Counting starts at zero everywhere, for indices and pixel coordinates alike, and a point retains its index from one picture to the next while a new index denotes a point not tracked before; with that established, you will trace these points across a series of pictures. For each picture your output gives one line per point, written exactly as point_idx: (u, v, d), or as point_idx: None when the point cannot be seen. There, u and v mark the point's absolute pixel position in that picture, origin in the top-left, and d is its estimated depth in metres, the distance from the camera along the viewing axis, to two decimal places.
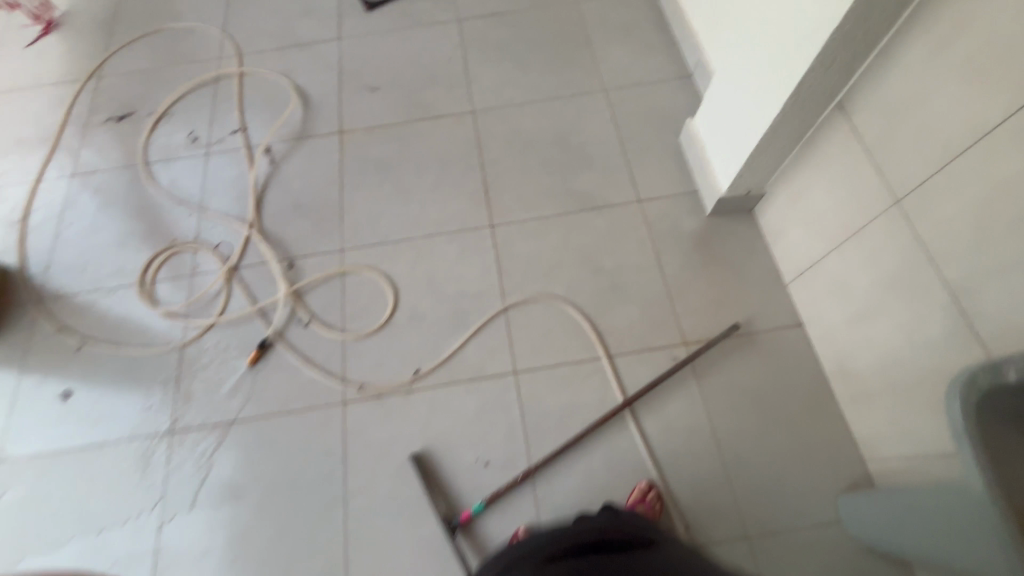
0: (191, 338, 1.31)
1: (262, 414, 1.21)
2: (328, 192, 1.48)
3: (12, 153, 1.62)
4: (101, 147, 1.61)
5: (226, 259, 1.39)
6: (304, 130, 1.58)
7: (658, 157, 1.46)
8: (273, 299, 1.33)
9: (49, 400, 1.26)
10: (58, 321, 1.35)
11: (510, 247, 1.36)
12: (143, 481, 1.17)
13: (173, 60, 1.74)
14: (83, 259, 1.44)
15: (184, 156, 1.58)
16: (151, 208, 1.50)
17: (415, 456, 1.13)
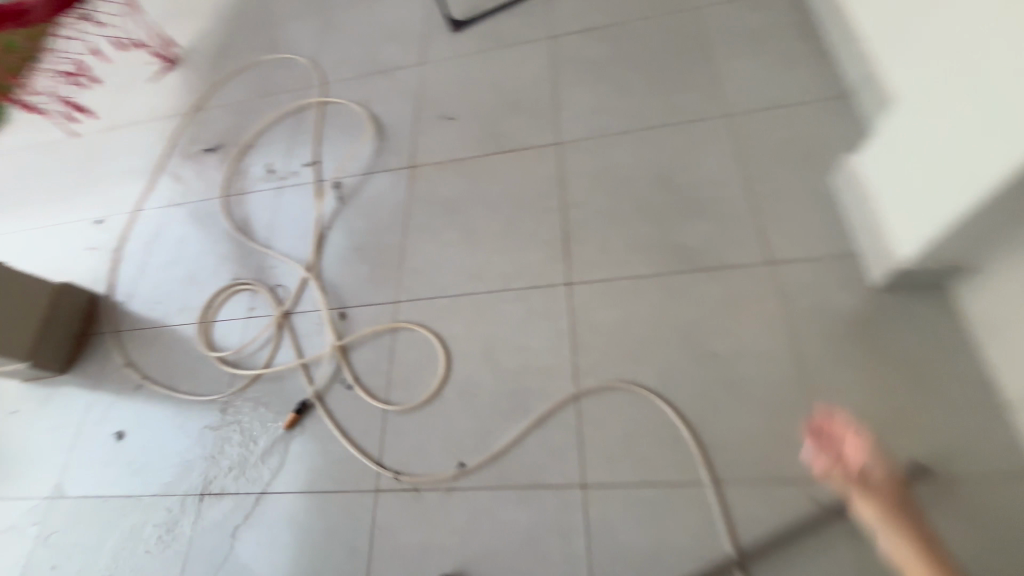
0: (236, 389, 1.22)
1: (290, 490, 1.07)
2: (390, 234, 1.33)
3: (122, 183, 1.72)
4: (192, 180, 1.64)
5: (281, 303, 1.30)
6: (374, 163, 1.46)
7: (796, 205, 1.10)
8: (319, 353, 1.20)
9: (104, 439, 1.25)
10: (127, 356, 1.35)
11: (589, 314, 1.09)
12: (167, 548, 1.08)
13: (265, 92, 1.75)
14: (158, 292, 1.44)
15: (261, 190, 1.54)
16: (224, 243, 1.48)
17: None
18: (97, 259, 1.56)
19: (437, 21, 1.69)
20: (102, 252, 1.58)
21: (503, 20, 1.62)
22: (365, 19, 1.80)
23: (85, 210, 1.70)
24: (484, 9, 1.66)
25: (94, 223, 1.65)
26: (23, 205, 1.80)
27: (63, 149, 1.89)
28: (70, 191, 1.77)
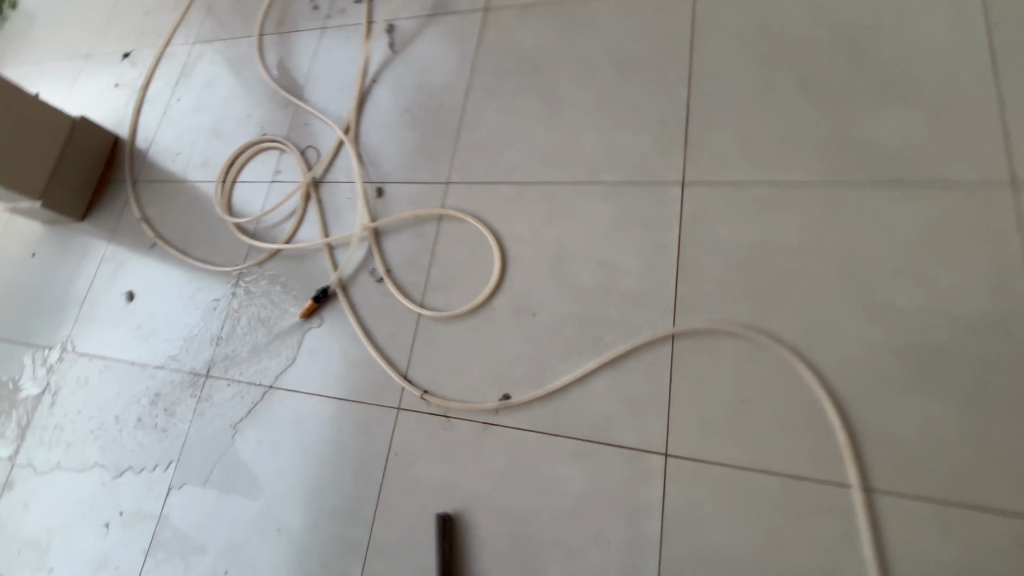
0: (252, 263, 1.03)
1: (301, 389, 0.91)
2: (448, 97, 1.03)
3: (154, 13, 1.48)
4: (228, 14, 1.37)
5: (310, 169, 1.07)
6: (440, 3, 1.12)
7: None
8: (348, 235, 0.97)
9: (116, 298, 1.12)
10: (144, 210, 1.19)
11: (706, 229, 0.78)
12: (168, 426, 0.97)
13: None
14: (180, 142, 1.24)
15: (301, 30, 1.25)
16: (255, 91, 1.23)
17: (443, 520, 0.74)
18: (122, 98, 1.37)
19: None
20: (128, 91, 1.38)
21: None
22: None
23: (114, 42, 1.49)
24: None
25: (122, 57, 1.44)
26: (57, 32, 1.61)
27: None
28: (102, 18, 1.56)
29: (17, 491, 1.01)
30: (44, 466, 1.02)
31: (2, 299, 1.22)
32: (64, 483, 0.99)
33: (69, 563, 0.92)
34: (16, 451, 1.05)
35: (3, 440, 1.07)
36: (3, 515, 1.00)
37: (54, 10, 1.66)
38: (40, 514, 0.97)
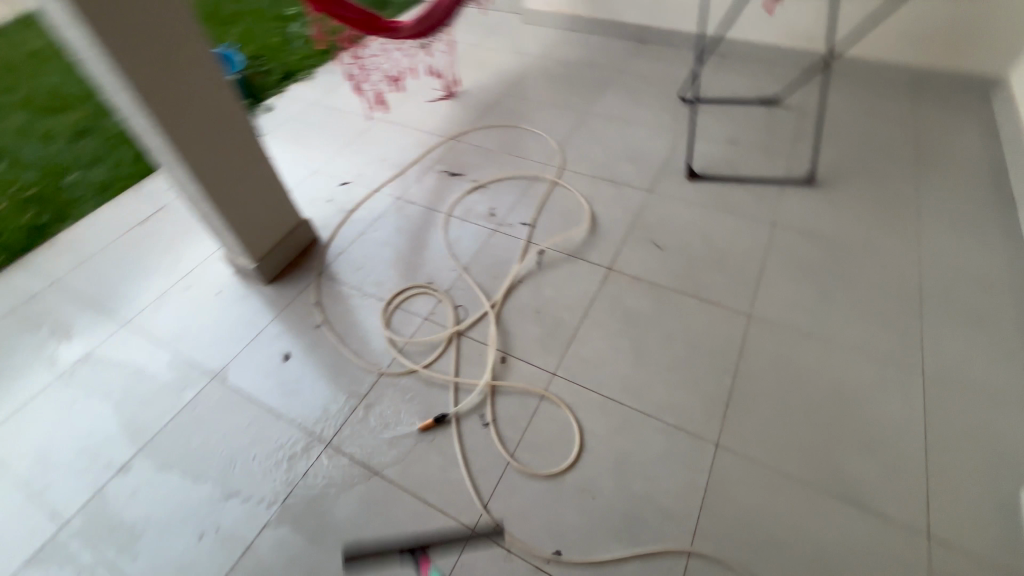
0: (392, 371, 1.38)
1: (399, 483, 1.17)
2: (569, 314, 1.48)
3: (373, 164, 2.07)
4: (427, 188, 1.95)
5: (457, 322, 1.47)
6: (579, 250, 1.65)
7: (971, 494, 1.09)
8: (472, 381, 1.33)
9: (273, 352, 1.45)
10: (320, 297, 1.58)
11: (727, 482, 1.13)
12: (281, 471, 1.21)
13: (512, 151, 2.08)
14: (364, 260, 1.69)
15: (477, 223, 1.79)
16: (431, 249, 1.71)
17: None
18: (330, 210, 1.88)
19: (674, 164, 1.94)
20: (336, 207, 1.89)
21: (732, 190, 1.82)
22: (614, 135, 2.11)
23: (337, 170, 2.05)
24: (720, 174, 1.87)
25: (340, 183, 1.99)
26: (295, 143, 2.21)
27: (342, 117, 2.32)
28: (333, 149, 2.16)
29: (131, 474, 1.22)
30: (161, 463, 1.24)
31: (181, 315, 1.57)
32: (174, 483, 1.20)
33: (154, 554, 1.10)
34: (141, 440, 1.28)
35: (134, 427, 1.31)
36: (110, 490, 1.19)
37: (298, 127, 2.29)
38: (145, 503, 1.17)
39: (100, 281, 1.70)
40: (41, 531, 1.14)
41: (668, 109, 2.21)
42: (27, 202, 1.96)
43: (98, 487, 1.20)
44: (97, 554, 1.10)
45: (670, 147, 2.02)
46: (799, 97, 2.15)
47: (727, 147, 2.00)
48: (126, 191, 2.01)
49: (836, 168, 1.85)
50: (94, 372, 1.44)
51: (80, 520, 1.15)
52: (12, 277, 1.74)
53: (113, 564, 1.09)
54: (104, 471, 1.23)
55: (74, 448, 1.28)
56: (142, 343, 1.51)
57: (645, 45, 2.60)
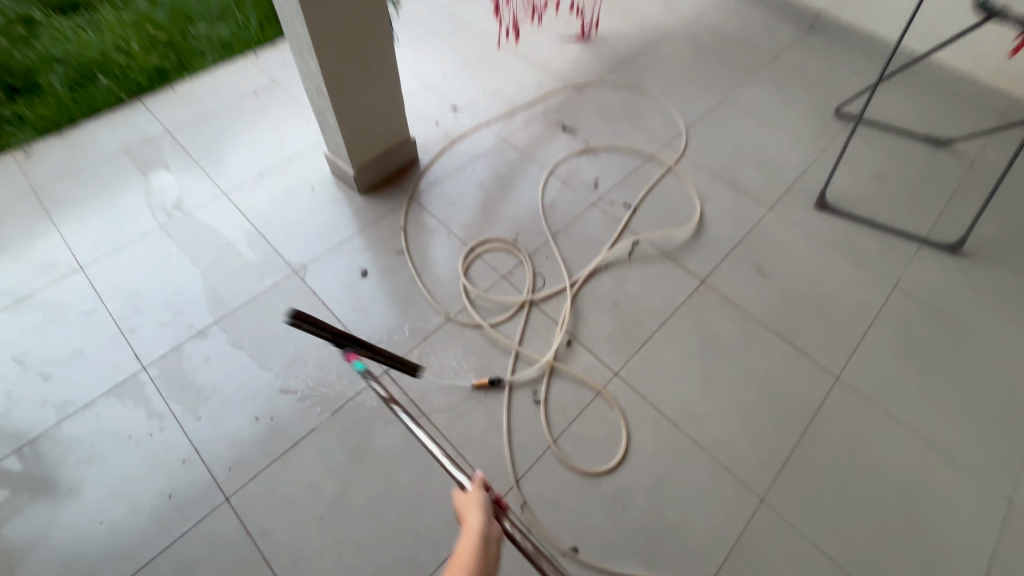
0: (459, 320, 1.37)
1: (442, 432, 1.20)
2: (648, 318, 1.41)
3: (488, 95, 1.96)
4: (536, 137, 1.84)
5: (534, 290, 1.44)
6: (677, 252, 1.55)
7: None
8: (534, 355, 1.32)
9: (352, 265, 1.47)
10: (406, 222, 1.56)
11: (760, 541, 1.10)
12: (337, 383, 1.26)
13: (634, 120, 1.91)
14: (456, 197, 1.65)
15: (578, 190, 1.69)
16: (525, 204, 1.65)
17: None
18: (434, 134, 1.81)
19: (806, 187, 1.75)
20: (441, 131, 1.82)
21: (862, 234, 1.63)
22: (748, 134, 1.91)
23: (450, 90, 1.96)
24: (855, 212, 1.68)
25: (450, 106, 1.90)
26: (416, 48, 2.10)
27: (468, 32, 2.18)
28: (451, 66, 2.04)
29: (207, 342, 1.30)
30: (234, 340, 1.31)
31: (274, 201, 1.59)
32: (242, 363, 1.27)
33: (215, 422, 1.19)
34: (220, 313, 1.35)
35: (216, 298, 1.38)
36: (187, 351, 1.28)
37: (422, 32, 2.17)
38: (216, 372, 1.26)
39: (207, 144, 1.74)
40: (124, 368, 1.25)
41: (817, 120, 1.97)
42: (154, 42, 1.98)
43: (177, 344, 1.29)
44: (167, 404, 1.20)
45: (807, 166, 1.81)
46: (976, 146, 1.85)
47: (872, 183, 1.77)
48: (246, 57, 2.00)
49: (991, 243, 1.62)
50: (189, 234, 1.51)
51: (158, 369, 1.25)
52: (131, 116, 1.80)
53: (179, 419, 1.18)
54: (184, 332, 1.31)
55: (162, 301, 1.36)
56: (235, 217, 1.55)
57: (814, 35, 2.28)
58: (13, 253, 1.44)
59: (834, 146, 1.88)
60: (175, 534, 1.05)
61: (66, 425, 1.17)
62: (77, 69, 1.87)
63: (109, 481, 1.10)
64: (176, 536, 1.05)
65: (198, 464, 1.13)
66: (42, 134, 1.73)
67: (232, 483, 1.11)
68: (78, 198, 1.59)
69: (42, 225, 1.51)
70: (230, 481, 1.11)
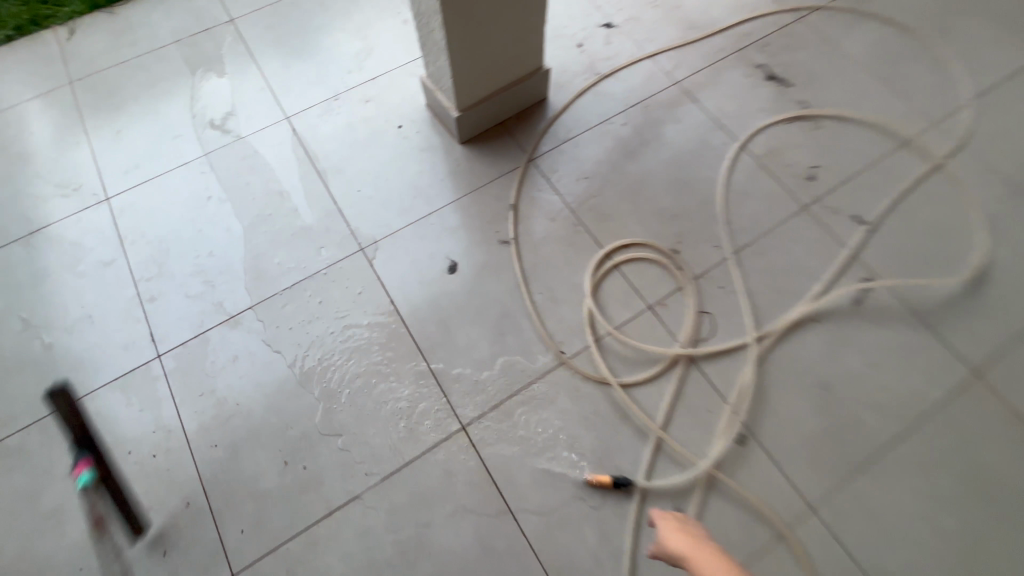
0: (578, 368, 0.93)
1: (533, 545, 0.81)
2: (874, 419, 0.89)
3: (659, 10, 1.34)
4: (724, 86, 1.23)
5: (694, 340, 0.95)
6: (935, 314, 0.97)
7: None
8: (685, 450, 0.87)
9: (437, 251, 1.04)
10: (520, 198, 1.09)
11: None
12: (397, 432, 0.88)
13: (883, 74, 1.23)
14: (595, 166, 1.13)
15: (780, 182, 1.11)
16: (696, 193, 1.10)
17: None
18: (574, 62, 1.25)
19: None
20: (585, 60, 1.26)
21: None
22: None
23: None
24: None
25: (603, 22, 1.31)
26: None
27: None
28: None
29: (238, 334, 0.97)
30: (271, 337, 0.97)
31: (349, 140, 1.17)
32: (277, 374, 0.94)
33: (232, 454, 0.87)
34: (260, 294, 1.00)
35: (258, 271, 1.03)
36: (212, 343, 0.96)
37: None
38: (244, 381, 0.93)
39: (275, 44, 1.31)
40: (134, 351, 0.95)
41: None
42: None
43: (201, 329, 0.97)
44: (178, 416, 0.90)
45: None
46: None
47: None
48: None
49: None
50: (237, 171, 1.14)
51: (173, 362, 0.94)
52: None
53: (189, 441, 0.88)
54: (212, 314, 0.99)
55: (192, 263, 1.03)
56: (295, 155, 1.16)
57: None
58: (37, 168, 1.15)
59: None
60: None
61: (58, 418, 0.90)
62: None
63: (96, 512, 0.83)
64: None
65: (204, 513, 0.83)
66: (89, 8, 1.37)
67: (243, 554, 0.81)
68: (116, 99, 1.25)
69: (72, 132, 1.20)
70: (241, 550, 0.81)
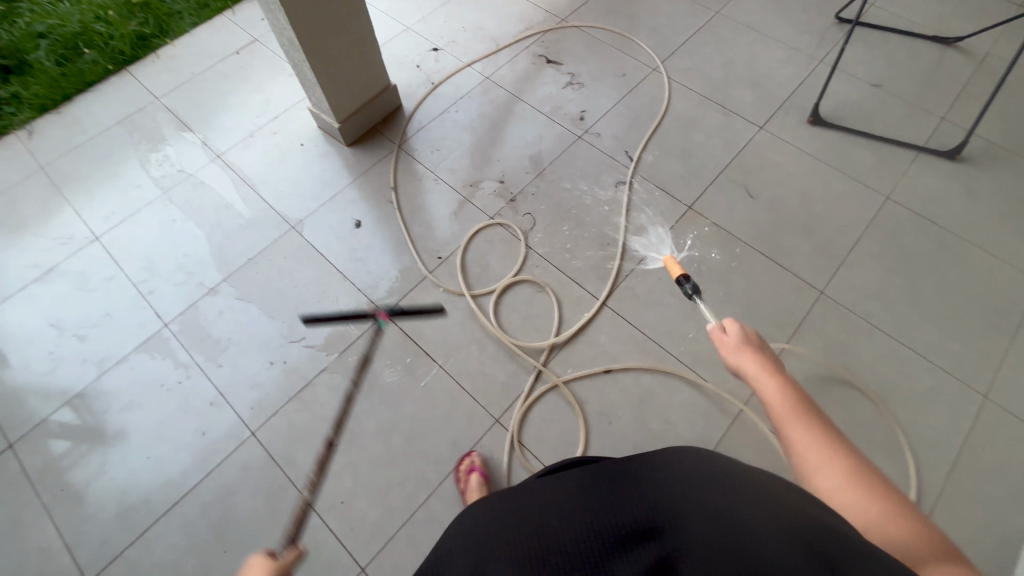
0: (451, 262, 1.43)
1: (441, 364, 1.29)
2: (635, 247, 1.45)
3: (469, 34, 1.90)
4: (519, 72, 1.80)
5: (522, 231, 1.48)
6: (664, 182, 1.55)
7: (976, 511, 1.11)
8: (525, 292, 1.39)
9: (346, 217, 1.52)
10: (395, 172, 1.60)
11: (740, 445, 1.18)
12: (343, 328, 1.35)
13: (620, 46, 1.84)
14: (442, 141, 1.66)
15: (563, 126, 1.68)
16: (510, 144, 1.65)
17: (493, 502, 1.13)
18: (416, 79, 1.79)
19: (801, 101, 1.69)
20: (423, 76, 1.80)
21: (854, 145, 1.59)
22: (741, 49, 1.82)
23: (431, 32, 1.91)
24: (848, 124, 1.63)
25: (431, 48, 1.86)
26: None
27: None
28: (430, 6, 1.98)
29: (218, 299, 1.40)
30: (242, 294, 1.40)
31: (267, 160, 1.64)
32: (252, 315, 1.37)
33: (234, 368, 1.30)
34: (228, 271, 1.44)
35: (223, 258, 1.46)
36: (202, 308, 1.38)
37: None
38: (231, 325, 1.36)
39: (197, 108, 1.77)
40: (147, 327, 1.36)
41: (816, 28, 1.86)
42: (133, 7, 1.96)
43: (192, 302, 1.39)
44: (191, 356, 1.32)
45: (803, 78, 1.74)
46: (988, 44, 1.76)
47: (871, 92, 1.70)
48: (224, 14, 2.00)
49: (992, 142, 1.56)
50: (191, 198, 1.57)
51: (178, 326, 1.36)
52: (122, 88, 1.83)
53: (203, 368, 1.31)
54: (197, 290, 1.41)
55: (174, 263, 1.46)
56: (230, 178, 1.61)
57: None
58: (34, 229, 1.54)
59: (832, 55, 1.79)
60: (213, 463, 1.19)
61: (105, 378, 1.30)
62: (64, 44, 1.89)
63: (150, 423, 1.24)
64: (213, 467, 1.19)
65: (224, 405, 1.26)
66: (40, 113, 1.77)
67: (255, 419, 1.24)
68: (83, 171, 1.65)
69: (56, 201, 1.59)
70: (254, 419, 1.24)
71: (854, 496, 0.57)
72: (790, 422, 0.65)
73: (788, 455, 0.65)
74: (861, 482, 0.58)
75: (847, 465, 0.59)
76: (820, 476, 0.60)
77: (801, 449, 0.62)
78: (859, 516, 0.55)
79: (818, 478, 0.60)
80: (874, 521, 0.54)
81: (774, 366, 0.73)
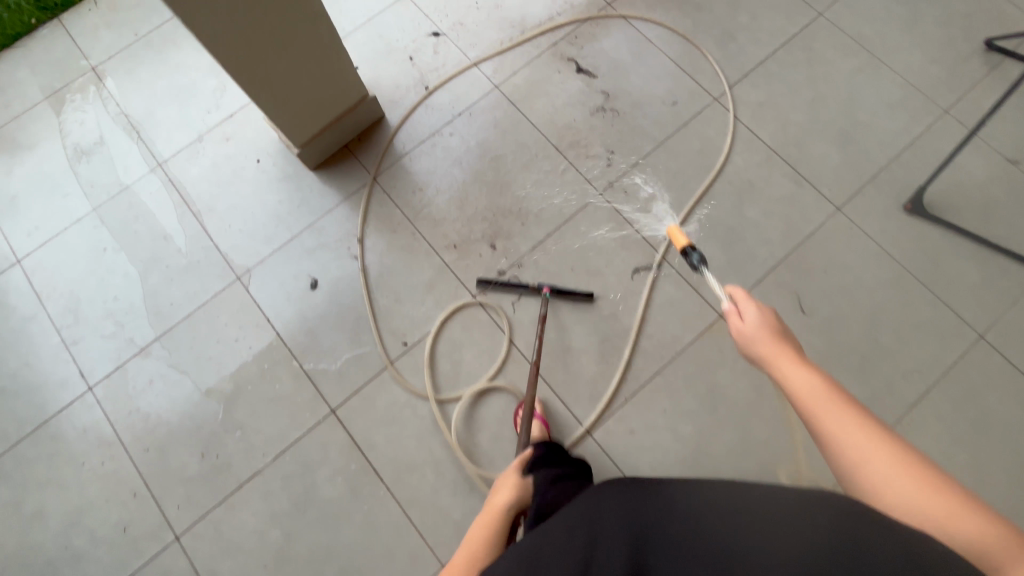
0: (418, 353, 1.20)
1: (389, 486, 1.12)
2: (641, 362, 1.18)
3: (483, 13, 1.45)
4: (539, 82, 1.38)
5: (509, 320, 1.22)
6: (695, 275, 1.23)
7: None
8: (499, 406, 1.16)
9: (301, 273, 1.26)
10: (366, 213, 1.30)
11: None
12: (284, 422, 1.17)
13: (678, 57, 1.39)
14: (429, 176, 1.32)
15: (583, 173, 1.31)
16: (512, 189, 1.31)
17: None
18: (407, 78, 1.40)
19: (901, 176, 1.27)
20: (416, 74, 1.41)
21: (956, 252, 1.21)
22: (840, 80, 1.35)
23: (434, 6, 1.46)
24: (957, 220, 1.23)
25: (431, 32, 1.44)
26: None
27: None
28: None
29: (150, 363, 1.21)
30: (176, 360, 1.21)
31: (215, 177, 1.34)
32: (185, 390, 1.19)
33: (162, 454, 1.16)
34: (162, 327, 1.24)
35: (157, 308, 1.25)
36: (130, 371, 1.21)
37: None
38: (161, 397, 1.19)
39: (139, 88, 1.44)
40: (69, 387, 1.20)
41: (952, 57, 1.35)
42: None
43: (120, 362, 1.22)
44: (115, 431, 1.17)
45: (914, 137, 1.30)
46: None
47: (1002, 171, 1.26)
48: None
49: None
50: (126, 219, 1.32)
51: (103, 391, 1.20)
52: (53, 48, 1.49)
53: (128, 447, 1.16)
54: (126, 348, 1.22)
55: (102, 308, 1.26)
56: (171, 197, 1.33)
57: None
58: None
59: (963, 106, 1.32)
60: (132, 566, 1.09)
61: (22, 444, 1.17)
62: None
63: (69, 508, 1.13)
64: (133, 570, 1.09)
65: (149, 499, 1.13)
66: None
67: (180, 521, 1.12)
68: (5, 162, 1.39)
69: None
70: (179, 519, 1.12)
71: (912, 496, 0.51)
72: (822, 411, 0.59)
73: (821, 447, 0.59)
74: (914, 472, 0.52)
75: (897, 453, 0.54)
76: (870, 473, 0.54)
77: (844, 443, 0.56)
78: (926, 516, 0.50)
79: (866, 474, 0.54)
80: (950, 523, 0.48)
81: (787, 350, 0.67)
